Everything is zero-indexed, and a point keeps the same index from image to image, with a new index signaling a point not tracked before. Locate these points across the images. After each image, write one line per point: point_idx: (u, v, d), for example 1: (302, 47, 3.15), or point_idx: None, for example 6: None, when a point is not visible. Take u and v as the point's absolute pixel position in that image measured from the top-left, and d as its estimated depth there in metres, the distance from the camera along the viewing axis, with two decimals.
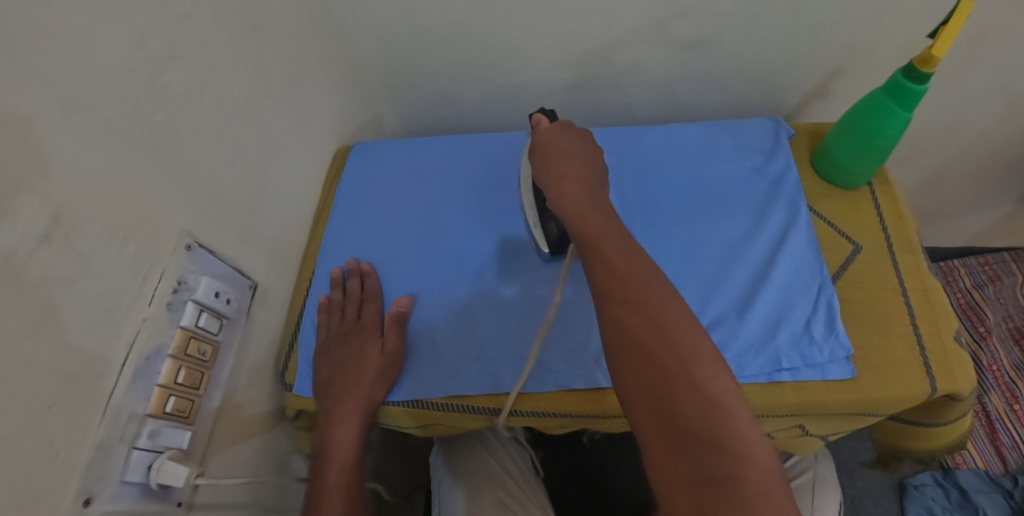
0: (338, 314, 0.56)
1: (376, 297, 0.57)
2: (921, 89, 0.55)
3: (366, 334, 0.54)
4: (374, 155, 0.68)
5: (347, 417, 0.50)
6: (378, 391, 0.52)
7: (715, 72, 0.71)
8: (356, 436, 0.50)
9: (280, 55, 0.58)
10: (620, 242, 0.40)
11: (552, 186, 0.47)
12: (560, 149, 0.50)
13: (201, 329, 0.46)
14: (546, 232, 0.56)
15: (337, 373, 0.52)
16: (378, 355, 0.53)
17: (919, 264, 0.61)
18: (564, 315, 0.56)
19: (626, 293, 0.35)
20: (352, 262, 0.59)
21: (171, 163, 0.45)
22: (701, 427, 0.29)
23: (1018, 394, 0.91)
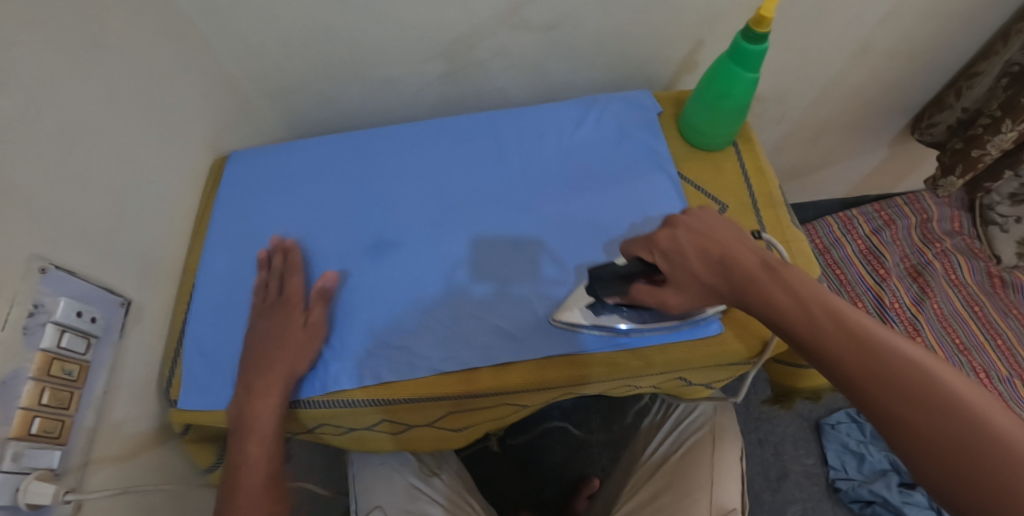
0: (263, 291, 0.59)
1: (297, 270, 0.59)
2: (758, 49, 0.58)
3: (289, 310, 0.57)
4: (251, 164, 0.69)
5: (269, 391, 0.53)
6: (301, 365, 0.54)
7: (582, 49, 0.75)
8: (275, 409, 0.52)
9: (137, 72, 0.59)
10: (839, 323, 0.39)
11: (741, 284, 0.45)
12: (698, 250, 0.47)
13: (64, 349, 0.47)
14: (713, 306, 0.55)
15: (261, 346, 0.55)
16: (299, 331, 0.55)
17: (781, 217, 0.65)
18: (449, 302, 0.58)
19: (878, 382, 0.36)
20: (274, 239, 0.62)
21: (12, 189, 0.45)
22: None
23: (919, 327, 0.95)
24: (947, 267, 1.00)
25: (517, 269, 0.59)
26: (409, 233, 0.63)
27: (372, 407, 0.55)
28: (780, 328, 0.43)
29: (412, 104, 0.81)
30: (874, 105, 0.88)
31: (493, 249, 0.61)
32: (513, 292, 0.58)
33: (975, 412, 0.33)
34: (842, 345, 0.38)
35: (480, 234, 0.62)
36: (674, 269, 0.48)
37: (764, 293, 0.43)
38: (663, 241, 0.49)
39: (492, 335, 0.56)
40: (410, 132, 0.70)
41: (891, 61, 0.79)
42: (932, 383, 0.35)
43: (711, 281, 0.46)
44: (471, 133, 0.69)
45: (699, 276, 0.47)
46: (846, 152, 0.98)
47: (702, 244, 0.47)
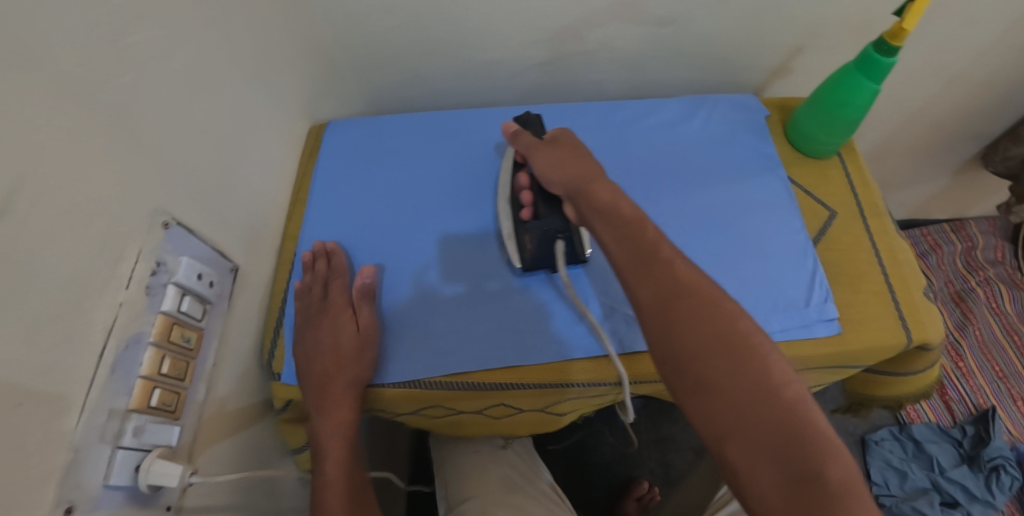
0: (308, 295, 0.55)
1: (342, 272, 0.55)
2: (889, 61, 0.58)
3: (335, 313, 0.53)
4: (349, 136, 0.66)
5: (337, 403, 0.50)
6: (365, 370, 0.51)
7: (686, 49, 0.75)
8: (349, 419, 0.50)
9: (250, 25, 0.55)
10: (677, 253, 0.41)
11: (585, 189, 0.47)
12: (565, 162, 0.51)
13: (184, 314, 0.43)
14: (521, 247, 0.55)
15: (309, 362, 0.51)
16: (353, 334, 0.51)
17: (885, 226, 0.65)
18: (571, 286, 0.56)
19: (697, 305, 0.37)
20: (317, 243, 0.57)
21: (140, 133, 0.41)
22: (787, 422, 0.32)
23: (961, 353, 1.00)
24: (989, 296, 1.03)
25: (492, 267, 0.57)
26: None
27: (501, 391, 0.52)
28: (616, 249, 0.43)
29: (501, 88, 0.79)
30: (942, 132, 0.90)
31: (467, 246, 0.58)
32: (490, 288, 0.56)
33: (753, 343, 0.36)
34: (675, 270, 0.40)
35: None
36: (542, 153, 0.52)
37: (612, 217, 0.44)
38: (561, 137, 0.54)
39: (619, 321, 0.54)
40: (514, 114, 0.68)
41: (971, 90, 0.81)
42: (729, 319, 0.37)
43: (569, 177, 0.49)
44: (578, 121, 0.68)
45: (552, 171, 0.51)
46: (904, 176, 1.00)
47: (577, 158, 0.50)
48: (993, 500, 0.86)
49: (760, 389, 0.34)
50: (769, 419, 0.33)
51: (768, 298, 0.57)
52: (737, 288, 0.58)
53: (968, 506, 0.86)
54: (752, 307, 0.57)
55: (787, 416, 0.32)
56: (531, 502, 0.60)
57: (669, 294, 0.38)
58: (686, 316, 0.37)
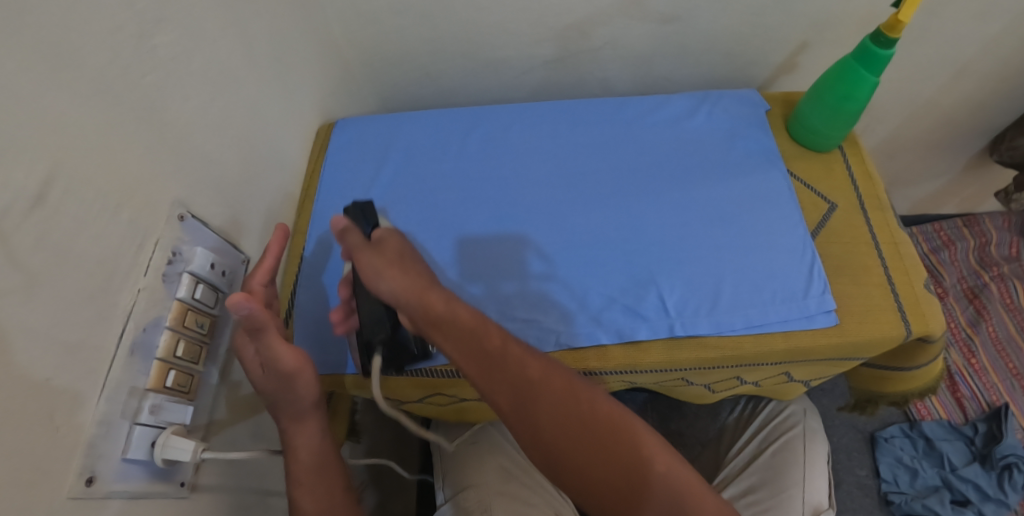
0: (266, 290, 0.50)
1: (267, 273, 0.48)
2: (886, 53, 0.59)
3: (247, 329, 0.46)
4: (358, 135, 0.68)
5: (306, 417, 0.48)
6: (309, 393, 0.47)
7: (690, 45, 0.75)
8: (317, 433, 0.49)
9: (267, 29, 0.57)
10: (488, 325, 0.43)
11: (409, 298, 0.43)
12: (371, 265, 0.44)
13: (198, 301, 0.45)
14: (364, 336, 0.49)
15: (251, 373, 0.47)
16: (261, 363, 0.45)
17: (888, 220, 0.64)
18: (573, 278, 0.57)
19: (527, 376, 0.42)
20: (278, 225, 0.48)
21: (163, 129, 0.43)
22: (605, 450, 0.41)
23: (974, 350, 0.99)
24: (1004, 293, 1.01)
25: (510, 267, 0.58)
26: (528, 208, 0.62)
27: None
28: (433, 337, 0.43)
29: (509, 86, 0.80)
30: (955, 125, 0.89)
31: (486, 245, 0.59)
32: (506, 290, 0.57)
33: (575, 397, 0.42)
34: (490, 345, 0.42)
35: (537, 202, 0.62)
36: (361, 262, 0.44)
37: (431, 315, 0.42)
38: (387, 242, 0.46)
39: (618, 312, 0.55)
40: (520, 110, 0.69)
41: (982, 83, 0.80)
42: (549, 386, 0.42)
43: (394, 295, 0.43)
44: (583, 115, 0.69)
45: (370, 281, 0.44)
46: (917, 171, 0.99)
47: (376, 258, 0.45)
48: (1005, 500, 0.85)
49: (581, 429, 0.41)
50: (590, 459, 0.40)
51: (768, 289, 0.57)
52: (738, 281, 0.57)
53: (979, 504, 0.85)
54: (750, 299, 0.56)
55: (603, 447, 0.41)
56: (530, 492, 0.64)
57: (500, 375, 0.41)
58: (544, 405, 0.41)
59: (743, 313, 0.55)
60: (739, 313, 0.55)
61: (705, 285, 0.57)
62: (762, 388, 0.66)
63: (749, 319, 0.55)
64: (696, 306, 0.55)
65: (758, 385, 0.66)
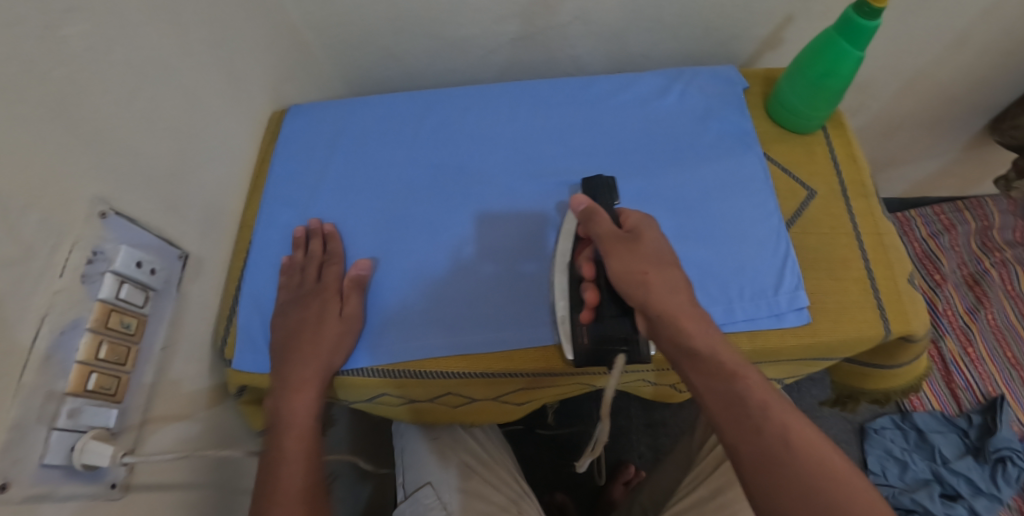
0: (298, 275, 0.55)
1: (338, 258, 0.56)
2: (872, 25, 0.54)
3: (326, 296, 0.53)
4: (311, 121, 0.65)
5: (305, 385, 0.49)
6: (338, 357, 0.51)
7: (666, 20, 0.70)
8: (314, 405, 0.50)
9: (204, 11, 0.54)
10: (734, 363, 0.42)
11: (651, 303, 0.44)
12: (624, 260, 0.45)
13: (123, 301, 0.43)
14: (574, 340, 0.48)
15: (293, 336, 0.51)
16: (337, 320, 0.52)
17: (872, 207, 0.60)
18: (527, 275, 0.55)
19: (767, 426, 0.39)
20: (314, 221, 0.58)
21: (76, 123, 0.41)
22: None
23: (971, 338, 0.95)
24: (1004, 278, 0.97)
25: (529, 246, 0.56)
26: (486, 199, 0.59)
27: (445, 380, 0.52)
28: (677, 356, 0.43)
29: (476, 66, 0.77)
30: (957, 103, 0.83)
31: (505, 224, 0.57)
32: (508, 274, 0.55)
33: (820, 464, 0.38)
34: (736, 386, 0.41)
35: (496, 193, 0.59)
36: (617, 252, 0.46)
37: (677, 325, 0.43)
38: (644, 233, 0.47)
39: None
40: (481, 92, 0.66)
41: (984, 56, 0.74)
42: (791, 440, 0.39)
43: (649, 295, 0.44)
44: (548, 97, 0.65)
45: (627, 280, 0.45)
46: (918, 151, 0.94)
47: (633, 257, 0.45)
48: (998, 494, 0.82)
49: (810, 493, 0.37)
50: None
51: (736, 285, 0.54)
52: (699, 276, 0.54)
53: (970, 499, 0.82)
54: (713, 295, 0.53)
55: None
56: (492, 490, 0.63)
57: (736, 412, 0.40)
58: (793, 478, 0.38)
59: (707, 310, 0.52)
60: None
61: None
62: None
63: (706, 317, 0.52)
64: None
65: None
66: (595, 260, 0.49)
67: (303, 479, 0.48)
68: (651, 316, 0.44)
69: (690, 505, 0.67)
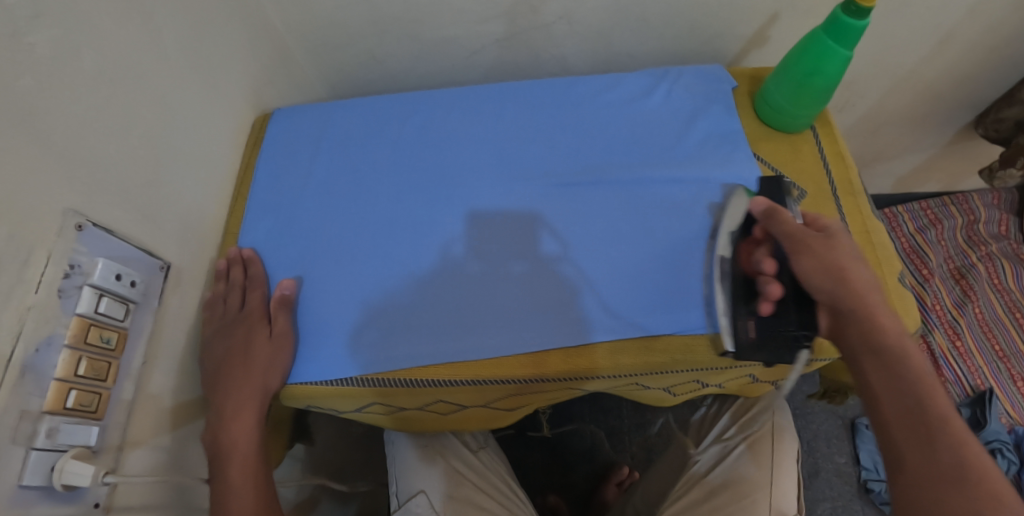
0: (221, 305, 0.54)
1: (259, 283, 0.55)
2: (858, 23, 0.54)
3: (252, 322, 0.52)
4: (294, 125, 0.64)
5: (242, 411, 0.49)
6: (274, 377, 0.51)
7: (651, 19, 0.70)
8: (254, 428, 0.50)
9: (180, 15, 0.53)
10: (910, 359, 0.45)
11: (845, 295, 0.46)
12: (817, 257, 0.47)
13: (102, 315, 0.42)
14: (737, 332, 0.50)
15: (222, 367, 0.51)
16: (266, 343, 0.51)
17: (860, 205, 0.61)
18: (515, 278, 0.54)
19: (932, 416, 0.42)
20: (233, 248, 0.56)
21: (47, 133, 0.40)
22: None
23: (959, 331, 0.95)
24: (991, 272, 0.98)
25: (513, 247, 0.55)
26: (472, 202, 0.58)
27: (431, 389, 0.51)
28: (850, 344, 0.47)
29: (461, 68, 0.76)
30: (942, 99, 0.84)
31: (486, 226, 0.57)
32: (493, 275, 0.54)
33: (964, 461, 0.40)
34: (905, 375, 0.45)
35: (482, 195, 0.58)
36: (812, 250, 0.47)
37: (873, 317, 0.46)
38: (833, 233, 0.49)
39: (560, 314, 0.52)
40: (465, 94, 0.65)
41: (967, 53, 0.75)
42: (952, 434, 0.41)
43: (846, 288, 0.46)
44: (532, 98, 0.64)
45: (821, 276, 0.46)
46: (904, 147, 0.95)
47: (825, 257, 0.47)
48: None
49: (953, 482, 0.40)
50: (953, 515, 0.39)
51: None
52: (657, 281, 0.53)
53: None
54: (701, 296, 0.53)
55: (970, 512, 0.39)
56: (486, 497, 0.64)
57: (901, 401, 0.44)
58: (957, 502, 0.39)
59: (696, 312, 0.52)
60: (685, 314, 0.52)
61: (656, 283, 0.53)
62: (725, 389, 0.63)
63: (651, 325, 0.52)
64: (643, 306, 0.52)
65: (722, 387, 0.63)
66: (776, 256, 0.49)
67: (254, 507, 0.47)
68: (840, 307, 0.47)
69: (684, 506, 0.67)
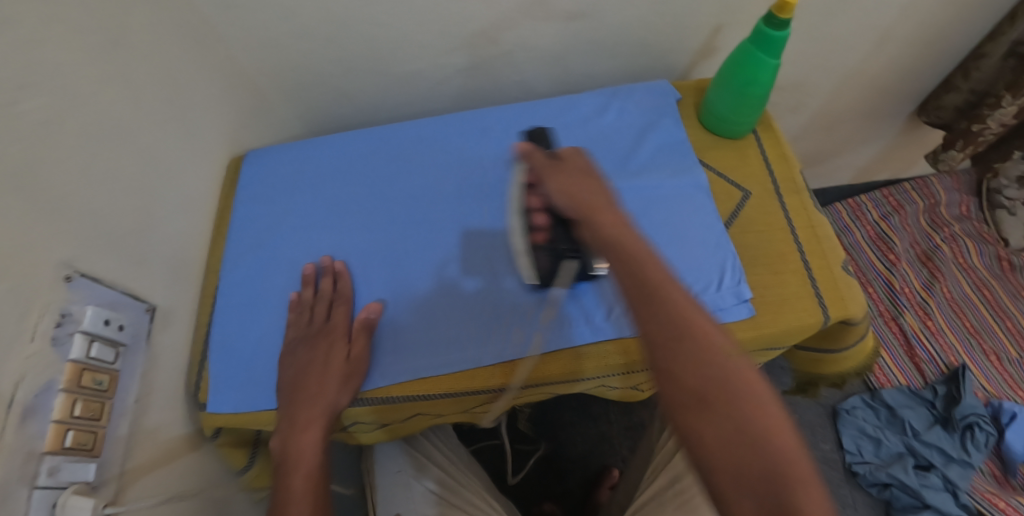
0: (308, 314, 0.57)
1: (346, 300, 0.57)
2: (782, 35, 0.57)
3: (333, 338, 0.54)
4: (269, 166, 0.68)
5: (311, 424, 0.50)
6: (342, 397, 0.52)
7: (602, 40, 0.74)
8: (319, 442, 0.50)
9: (157, 71, 0.56)
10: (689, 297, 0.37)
11: (584, 216, 0.43)
12: (560, 190, 0.45)
13: (94, 359, 0.46)
14: (534, 266, 0.53)
15: (301, 376, 0.52)
16: (343, 361, 0.53)
17: (804, 202, 0.64)
18: (500, 293, 0.57)
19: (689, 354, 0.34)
20: (325, 259, 0.59)
21: (39, 195, 0.43)
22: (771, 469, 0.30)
23: (929, 312, 0.99)
24: (956, 252, 1.03)
25: (518, 259, 0.59)
26: (461, 228, 0.61)
27: (412, 402, 0.54)
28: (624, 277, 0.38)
29: (427, 98, 0.79)
30: (889, 89, 0.87)
31: (483, 240, 0.60)
32: (508, 286, 0.57)
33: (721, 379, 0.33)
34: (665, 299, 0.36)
35: (471, 225, 0.61)
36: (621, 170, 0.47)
37: (624, 249, 0.39)
38: (570, 160, 0.48)
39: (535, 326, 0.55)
40: (428, 125, 0.69)
41: (906, 47, 0.79)
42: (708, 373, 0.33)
43: (580, 201, 0.44)
44: (493, 124, 0.68)
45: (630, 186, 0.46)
46: (861, 138, 0.99)
47: (575, 184, 0.45)
48: (970, 460, 0.85)
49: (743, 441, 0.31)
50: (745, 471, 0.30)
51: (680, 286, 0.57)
52: None
53: (943, 468, 0.85)
54: None
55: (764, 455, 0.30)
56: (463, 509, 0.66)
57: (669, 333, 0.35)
58: (813, 499, 0.28)
59: None
60: None
61: (619, 291, 0.57)
62: None
63: (619, 327, 0.55)
64: (611, 310, 0.56)
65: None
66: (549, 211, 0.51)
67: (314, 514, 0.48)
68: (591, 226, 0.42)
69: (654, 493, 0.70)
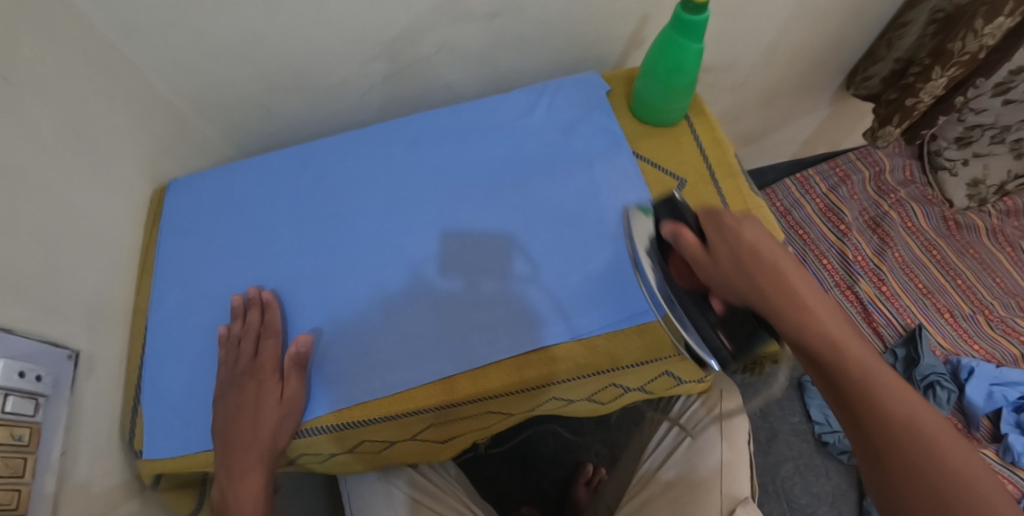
0: (235, 351, 0.55)
1: (274, 332, 0.56)
2: (701, 19, 0.57)
3: (262, 377, 0.54)
4: (193, 195, 0.65)
5: (249, 473, 0.51)
6: (280, 439, 0.52)
7: (528, 36, 0.74)
8: (258, 490, 0.52)
9: (57, 106, 0.53)
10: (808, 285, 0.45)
11: (745, 257, 0.47)
12: (746, 247, 0.47)
13: (10, 413, 0.43)
14: (719, 348, 0.47)
15: (233, 421, 0.52)
16: (276, 404, 0.52)
17: (740, 186, 0.65)
18: (473, 300, 0.57)
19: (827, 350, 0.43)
20: (251, 290, 0.58)
21: None
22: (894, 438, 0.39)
23: (883, 278, 1.00)
24: (903, 216, 1.05)
25: (488, 268, 0.58)
26: (438, 235, 0.60)
27: (349, 430, 0.54)
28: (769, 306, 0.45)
29: (356, 109, 0.78)
30: (818, 61, 0.89)
31: (462, 245, 0.60)
32: (485, 290, 0.57)
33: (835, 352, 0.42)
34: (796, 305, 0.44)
35: (449, 226, 0.61)
36: (733, 231, 0.48)
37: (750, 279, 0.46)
38: (727, 233, 0.48)
39: (486, 329, 0.55)
40: (353, 138, 0.67)
41: (831, 19, 0.80)
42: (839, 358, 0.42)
43: (760, 274, 0.46)
44: (418, 131, 0.67)
45: (733, 276, 0.47)
46: (796, 113, 1.01)
47: (742, 245, 0.47)
48: None
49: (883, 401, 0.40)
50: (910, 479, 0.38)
51: (618, 280, 0.57)
52: (588, 276, 0.57)
53: None
54: (596, 296, 0.56)
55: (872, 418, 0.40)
56: None
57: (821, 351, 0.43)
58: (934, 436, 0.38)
59: (595, 313, 0.55)
60: (587, 315, 0.55)
61: (567, 291, 0.57)
62: (654, 393, 0.67)
63: (583, 326, 0.55)
64: (580, 302, 0.56)
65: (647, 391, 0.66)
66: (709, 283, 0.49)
67: None
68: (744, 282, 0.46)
69: (646, 499, 0.71)
